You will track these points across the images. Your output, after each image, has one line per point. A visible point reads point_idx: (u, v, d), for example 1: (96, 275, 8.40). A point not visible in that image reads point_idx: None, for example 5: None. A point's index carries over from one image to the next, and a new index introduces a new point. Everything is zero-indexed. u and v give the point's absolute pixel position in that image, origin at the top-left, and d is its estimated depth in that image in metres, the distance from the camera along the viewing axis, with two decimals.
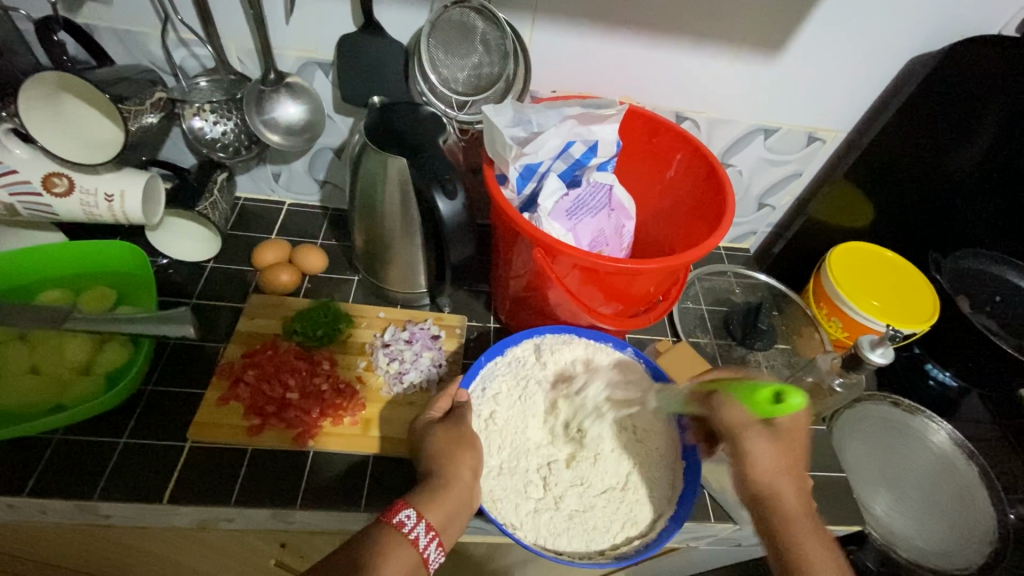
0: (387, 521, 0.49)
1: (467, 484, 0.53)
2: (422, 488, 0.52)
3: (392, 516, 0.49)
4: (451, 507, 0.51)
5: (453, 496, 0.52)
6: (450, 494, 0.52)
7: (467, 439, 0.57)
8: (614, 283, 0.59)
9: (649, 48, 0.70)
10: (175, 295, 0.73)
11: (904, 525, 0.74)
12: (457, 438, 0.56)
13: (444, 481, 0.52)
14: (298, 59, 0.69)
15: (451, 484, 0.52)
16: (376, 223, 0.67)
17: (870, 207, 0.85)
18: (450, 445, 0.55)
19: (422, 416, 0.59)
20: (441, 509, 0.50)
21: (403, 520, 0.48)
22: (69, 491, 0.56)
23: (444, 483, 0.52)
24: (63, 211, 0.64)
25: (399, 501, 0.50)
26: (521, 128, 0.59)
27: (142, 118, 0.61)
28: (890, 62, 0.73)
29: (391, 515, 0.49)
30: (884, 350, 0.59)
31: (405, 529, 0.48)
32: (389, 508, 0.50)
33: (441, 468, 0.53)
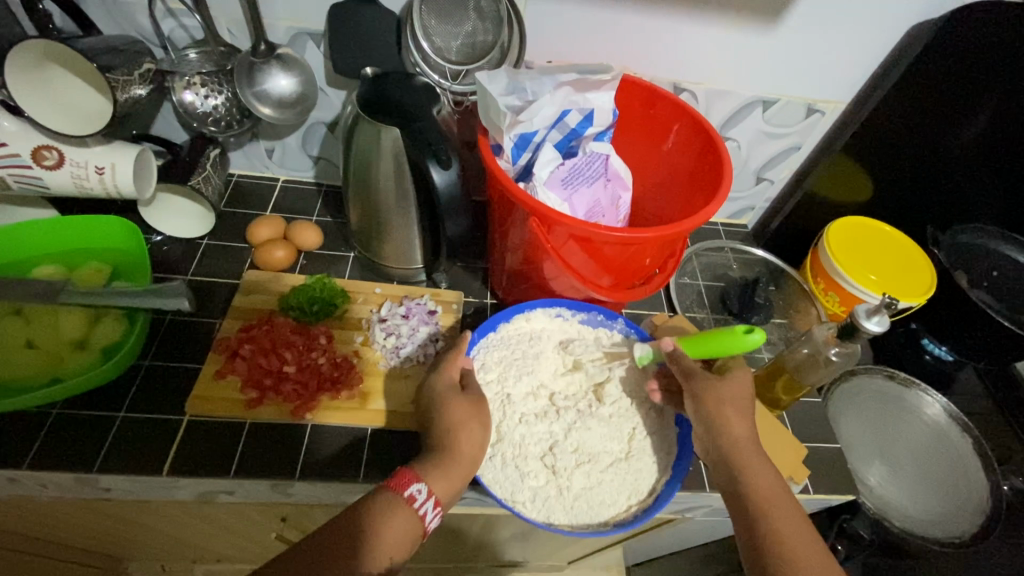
0: (398, 495, 0.49)
1: (474, 458, 0.53)
2: (429, 460, 0.52)
3: (403, 490, 0.49)
4: (456, 483, 0.51)
5: (460, 471, 0.52)
6: (459, 467, 0.52)
7: (478, 410, 0.56)
8: (610, 254, 0.59)
9: (645, 16, 0.69)
10: (169, 272, 0.73)
11: (898, 495, 0.75)
12: (469, 410, 0.55)
13: (453, 454, 0.52)
14: (289, 29, 0.68)
15: (459, 459, 0.52)
16: (372, 197, 0.66)
17: (868, 180, 0.84)
18: (458, 416, 0.54)
19: (429, 385, 0.58)
20: (449, 484, 0.51)
21: (414, 495, 0.49)
22: (68, 464, 0.56)
23: (452, 457, 0.52)
24: (54, 185, 0.63)
25: (409, 472, 0.50)
26: (516, 96, 0.57)
27: (131, 88, 0.60)
28: (892, 29, 0.72)
29: (402, 487, 0.49)
30: (880, 318, 0.56)
31: (416, 505, 0.48)
32: (399, 477, 0.50)
33: (449, 441, 0.53)
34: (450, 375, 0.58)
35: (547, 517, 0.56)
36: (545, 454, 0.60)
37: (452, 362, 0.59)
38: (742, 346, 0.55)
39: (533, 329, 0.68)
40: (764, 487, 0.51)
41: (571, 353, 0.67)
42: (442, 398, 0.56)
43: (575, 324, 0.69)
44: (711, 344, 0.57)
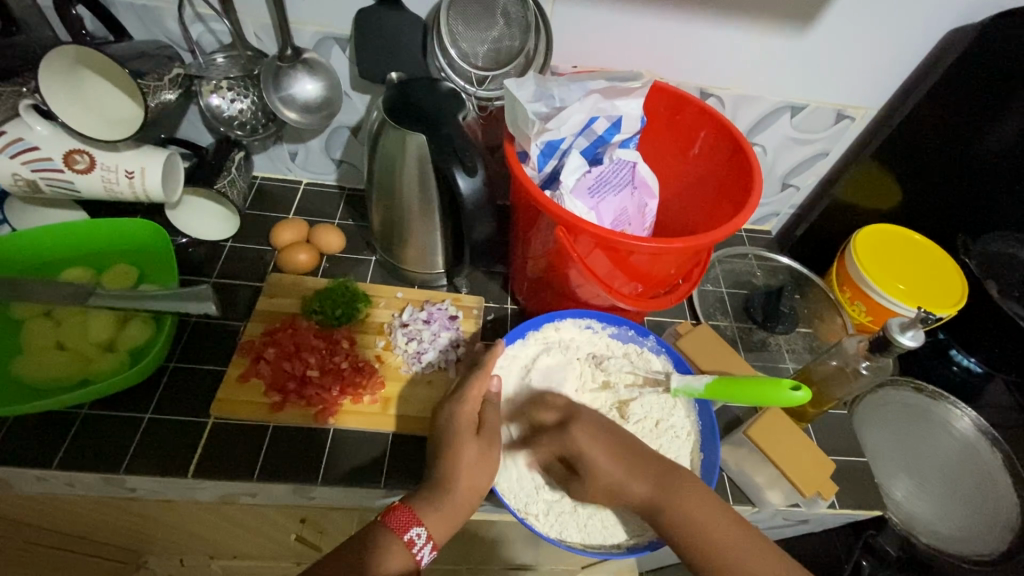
0: (399, 538, 0.49)
1: (476, 501, 0.52)
2: (430, 499, 0.51)
3: (404, 532, 0.49)
4: (454, 521, 0.51)
5: (459, 513, 0.51)
6: (458, 509, 0.51)
7: (483, 456, 0.54)
8: (637, 264, 0.58)
9: (673, 21, 0.68)
10: (194, 274, 0.73)
11: (924, 510, 0.73)
12: (472, 457, 0.53)
13: (451, 499, 0.51)
14: (315, 34, 0.68)
15: (459, 502, 0.51)
16: (396, 203, 0.66)
17: (897, 192, 0.82)
18: (466, 460, 0.52)
19: (448, 404, 0.56)
20: (448, 526, 0.50)
21: (413, 538, 0.49)
22: (96, 464, 0.57)
23: (453, 502, 0.51)
24: (85, 188, 0.64)
25: (412, 514, 0.50)
26: (544, 103, 0.57)
27: (160, 94, 0.61)
28: (927, 34, 0.70)
29: (402, 530, 0.49)
30: (915, 332, 0.55)
31: (413, 550, 0.49)
32: (402, 517, 0.50)
33: (450, 482, 0.51)
34: (467, 415, 0.55)
35: (559, 533, 0.56)
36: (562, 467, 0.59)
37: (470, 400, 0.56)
38: (784, 399, 0.52)
39: (562, 339, 0.67)
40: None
41: (599, 366, 0.66)
42: (456, 439, 0.53)
43: (604, 337, 0.68)
44: (752, 390, 0.54)
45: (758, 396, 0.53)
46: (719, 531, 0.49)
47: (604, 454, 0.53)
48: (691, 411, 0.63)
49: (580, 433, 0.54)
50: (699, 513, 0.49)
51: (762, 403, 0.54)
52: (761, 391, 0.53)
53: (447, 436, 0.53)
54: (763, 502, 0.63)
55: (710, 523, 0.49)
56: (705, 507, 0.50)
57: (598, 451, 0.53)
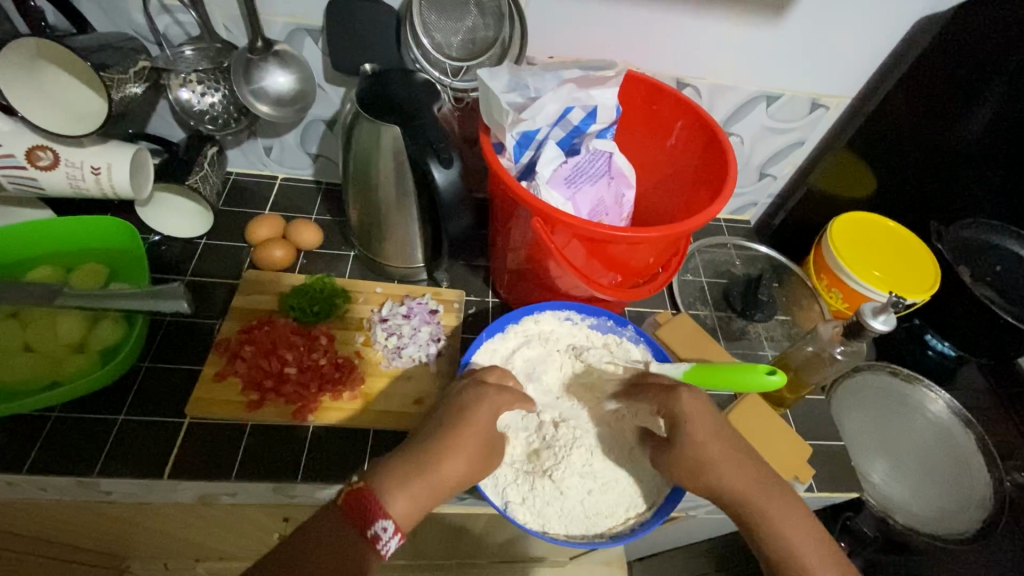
0: (362, 533, 0.45)
1: (456, 487, 0.49)
2: (406, 478, 0.47)
3: (367, 527, 0.45)
4: (422, 505, 0.47)
5: (433, 496, 0.47)
6: (433, 489, 0.47)
7: (482, 444, 0.51)
8: (615, 254, 0.58)
9: (649, 11, 0.68)
10: (167, 273, 0.72)
11: (901, 491, 0.75)
12: (473, 440, 0.50)
13: (434, 476, 0.48)
14: (286, 26, 0.67)
15: (436, 485, 0.47)
16: (372, 196, 0.66)
17: (870, 179, 0.83)
18: (467, 443, 0.50)
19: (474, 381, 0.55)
20: (418, 510, 0.47)
21: (379, 534, 0.45)
22: (68, 468, 0.56)
23: (435, 480, 0.48)
24: (50, 185, 0.62)
25: (376, 504, 0.45)
26: (518, 94, 0.57)
27: (126, 87, 0.60)
28: (897, 22, 0.71)
29: (367, 526, 0.45)
30: (886, 316, 0.55)
31: (378, 545, 0.44)
32: (366, 507, 0.45)
33: (440, 460, 0.48)
34: (498, 405, 0.53)
35: (542, 526, 0.56)
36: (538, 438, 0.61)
37: (503, 395, 0.54)
38: (760, 383, 0.53)
39: (542, 331, 0.67)
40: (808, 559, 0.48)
41: (579, 358, 0.66)
42: (469, 423, 0.51)
43: (584, 328, 0.68)
44: (727, 376, 0.54)
45: (736, 383, 0.54)
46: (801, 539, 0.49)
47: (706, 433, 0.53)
48: None
49: (686, 396, 0.55)
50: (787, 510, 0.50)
51: (740, 389, 0.54)
52: (739, 378, 0.54)
53: (462, 413, 0.51)
54: None
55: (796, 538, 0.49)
56: (786, 511, 0.50)
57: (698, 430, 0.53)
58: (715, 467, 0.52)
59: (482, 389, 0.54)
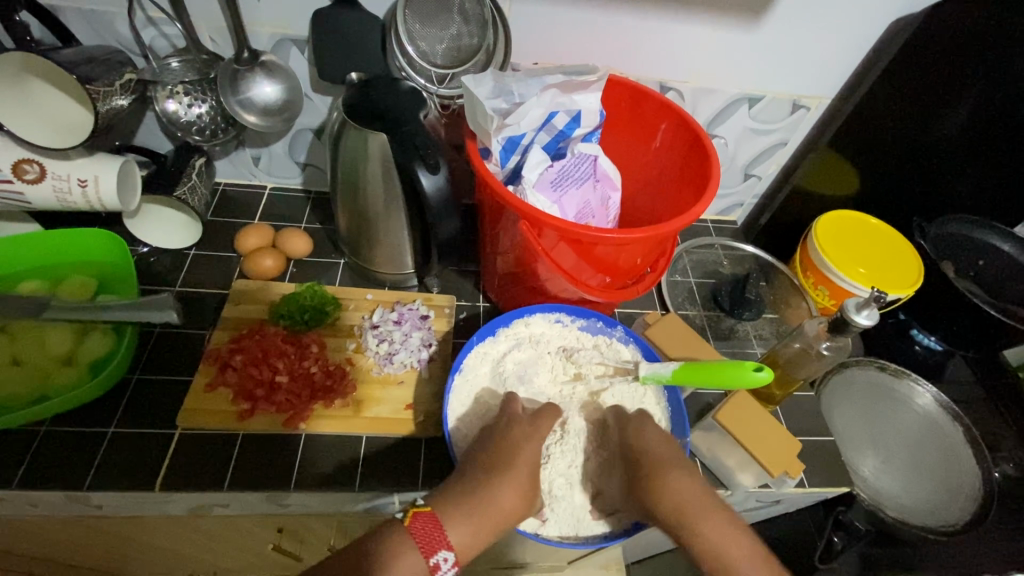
0: (423, 558, 0.47)
1: (510, 520, 0.51)
2: (467, 509, 0.50)
3: (430, 554, 0.48)
4: (482, 536, 0.50)
5: (490, 528, 0.50)
6: (490, 520, 0.50)
7: (530, 479, 0.54)
8: (602, 256, 0.59)
9: (629, 16, 0.69)
10: (156, 284, 0.72)
11: (891, 484, 0.76)
12: (523, 474, 0.53)
13: (492, 506, 0.50)
14: (272, 36, 0.68)
15: (494, 516, 0.50)
16: (361, 205, 0.66)
17: (854, 175, 0.85)
18: (519, 475, 0.53)
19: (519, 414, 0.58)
20: (475, 542, 0.50)
21: (439, 562, 0.48)
22: (57, 481, 0.55)
23: (493, 511, 0.50)
24: (36, 198, 0.62)
25: (439, 534, 0.48)
26: (503, 99, 0.57)
27: (112, 99, 0.60)
28: (874, 24, 0.72)
29: (429, 554, 0.48)
30: (870, 311, 0.56)
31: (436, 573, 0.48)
32: (430, 537, 0.48)
33: (497, 495, 0.51)
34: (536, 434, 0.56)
35: (537, 529, 0.56)
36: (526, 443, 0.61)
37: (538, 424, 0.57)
38: (749, 380, 0.53)
39: (532, 334, 0.67)
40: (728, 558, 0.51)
41: (570, 361, 0.67)
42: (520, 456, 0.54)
43: (574, 330, 0.68)
44: (717, 374, 0.55)
45: (726, 381, 0.54)
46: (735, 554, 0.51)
47: (659, 446, 0.56)
48: (661, 398, 0.64)
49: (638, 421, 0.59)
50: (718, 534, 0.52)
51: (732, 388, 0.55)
52: (729, 376, 0.54)
53: (510, 445, 0.54)
54: (736, 485, 0.65)
55: (731, 550, 0.51)
56: (723, 529, 0.52)
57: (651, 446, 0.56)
58: (663, 478, 0.53)
59: (523, 423, 0.57)
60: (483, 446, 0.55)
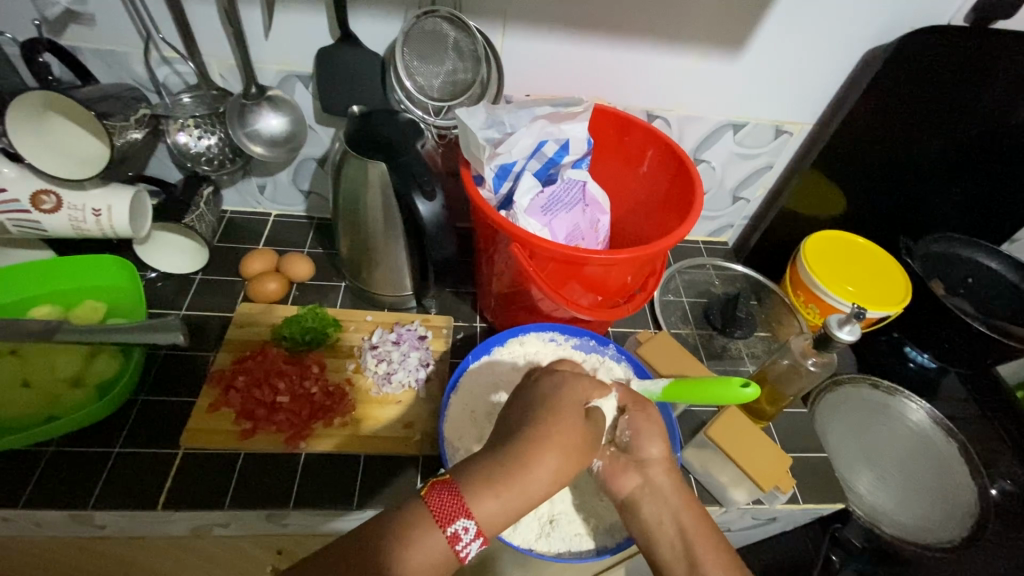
0: (440, 530, 0.42)
1: (546, 491, 0.46)
2: (496, 489, 0.44)
3: (447, 525, 0.42)
4: (513, 508, 0.44)
5: (524, 500, 0.44)
6: (522, 494, 0.44)
7: (574, 444, 0.47)
8: (592, 276, 0.61)
9: (616, 50, 0.73)
10: (163, 307, 0.74)
11: (886, 501, 0.76)
12: (567, 437, 0.47)
13: (524, 480, 0.44)
14: (278, 73, 0.71)
15: (527, 488, 0.44)
16: (361, 230, 0.69)
17: (841, 196, 0.88)
18: (560, 442, 0.46)
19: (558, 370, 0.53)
20: (503, 518, 0.44)
21: (458, 533, 0.43)
22: (63, 501, 0.57)
23: (527, 484, 0.44)
24: (52, 227, 0.65)
25: (459, 503, 0.43)
26: (495, 130, 0.61)
27: (127, 133, 0.63)
28: (850, 54, 0.76)
29: (447, 523, 0.42)
30: (851, 327, 0.58)
31: (457, 545, 0.42)
32: (450, 508, 0.43)
33: (530, 463, 0.45)
34: (581, 389, 0.50)
35: (530, 544, 0.56)
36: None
37: (586, 380, 0.51)
38: (736, 396, 0.55)
39: (526, 353, 0.69)
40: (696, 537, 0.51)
41: None
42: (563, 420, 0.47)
43: (567, 349, 0.70)
44: (705, 391, 0.56)
45: (715, 398, 0.56)
46: (698, 533, 0.51)
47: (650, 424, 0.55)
48: None
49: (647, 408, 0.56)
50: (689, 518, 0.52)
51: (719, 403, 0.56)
52: (718, 391, 0.55)
53: (549, 405, 0.48)
54: (729, 502, 0.65)
55: (695, 531, 0.51)
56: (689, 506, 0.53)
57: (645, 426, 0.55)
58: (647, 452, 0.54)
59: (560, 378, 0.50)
60: (524, 404, 0.49)
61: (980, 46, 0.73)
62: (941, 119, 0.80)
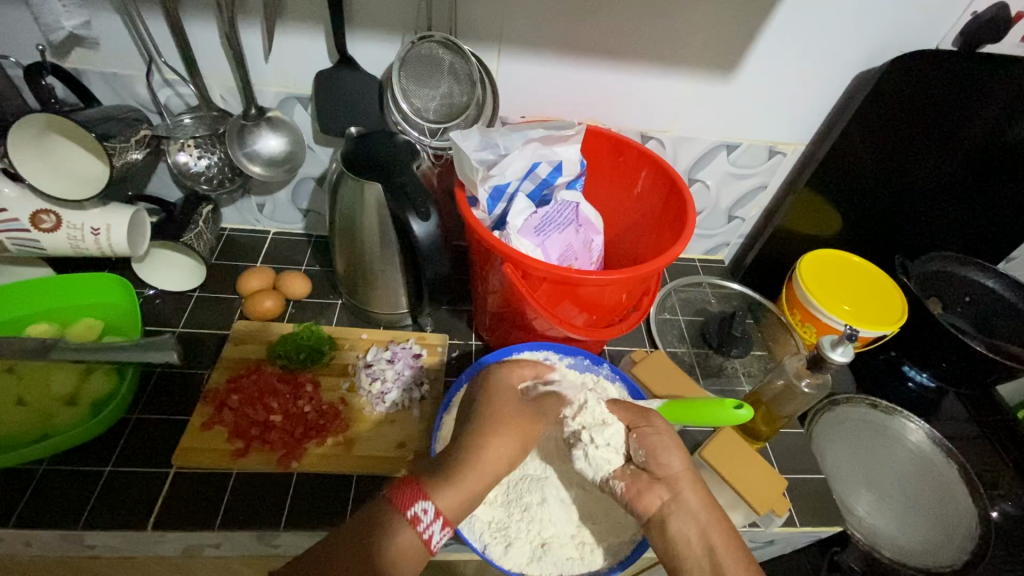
0: (402, 514, 0.44)
1: (497, 472, 0.50)
2: (448, 472, 0.47)
3: (408, 509, 0.44)
4: (468, 492, 0.47)
5: (478, 484, 0.48)
6: (477, 479, 0.48)
7: (513, 424, 0.53)
8: (586, 295, 0.61)
9: (610, 73, 0.74)
10: (161, 325, 0.74)
11: (887, 524, 0.75)
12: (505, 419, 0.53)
13: (475, 465, 0.49)
14: (278, 94, 0.73)
15: (480, 472, 0.48)
16: (357, 249, 0.69)
17: (837, 215, 0.89)
18: (500, 426, 0.52)
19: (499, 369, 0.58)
20: (461, 503, 0.47)
21: (419, 514, 0.44)
22: (53, 521, 0.56)
23: (477, 468, 0.48)
24: (51, 246, 0.66)
25: (417, 488, 0.45)
26: (489, 151, 0.62)
27: (127, 154, 0.64)
28: (841, 76, 0.77)
29: (406, 506, 0.44)
30: (844, 348, 0.58)
31: (420, 527, 0.44)
32: (407, 491, 0.45)
33: (479, 449, 0.49)
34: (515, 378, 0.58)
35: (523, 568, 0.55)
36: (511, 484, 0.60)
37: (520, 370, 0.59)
38: (729, 418, 0.55)
39: None
40: (723, 550, 0.50)
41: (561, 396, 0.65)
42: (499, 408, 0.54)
43: (562, 367, 0.69)
44: (699, 412, 0.56)
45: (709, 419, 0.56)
46: (724, 545, 0.50)
47: (668, 437, 0.55)
48: None
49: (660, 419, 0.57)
50: (715, 531, 0.51)
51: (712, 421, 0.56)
52: (712, 413, 0.56)
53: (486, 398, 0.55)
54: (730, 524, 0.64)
55: (723, 544, 0.50)
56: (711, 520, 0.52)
57: (665, 439, 0.55)
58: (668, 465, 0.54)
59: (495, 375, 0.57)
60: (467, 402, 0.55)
61: (969, 69, 0.74)
62: (932, 141, 0.81)
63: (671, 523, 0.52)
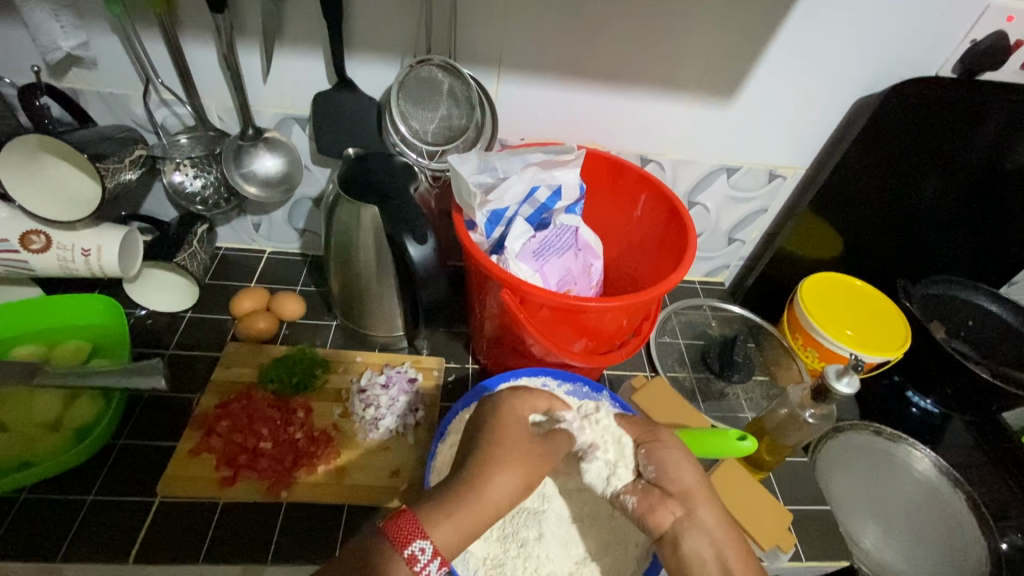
0: (398, 552, 0.40)
1: (502, 507, 0.46)
2: (446, 504, 0.43)
3: (404, 546, 0.41)
4: (469, 528, 0.43)
5: (480, 520, 0.44)
6: (479, 513, 0.44)
7: (520, 451, 0.48)
8: (585, 321, 0.60)
9: (610, 97, 0.74)
10: (151, 346, 0.73)
11: (896, 557, 0.72)
12: (513, 447, 0.48)
13: (478, 499, 0.44)
14: (276, 115, 0.72)
15: (482, 507, 0.44)
16: (353, 272, 0.69)
17: (838, 239, 0.88)
18: (503, 454, 0.47)
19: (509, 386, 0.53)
20: (460, 541, 0.43)
21: (415, 554, 0.40)
22: (30, 553, 0.54)
23: (480, 503, 0.44)
24: (40, 266, 0.64)
25: (416, 523, 0.42)
26: (487, 175, 0.61)
27: (120, 174, 0.63)
28: (841, 102, 0.77)
29: (402, 544, 0.41)
30: (849, 378, 0.57)
31: (415, 567, 0.40)
32: (404, 528, 0.41)
33: (484, 481, 0.45)
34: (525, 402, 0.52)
35: None
36: (507, 517, 0.58)
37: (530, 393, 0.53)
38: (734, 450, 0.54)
39: None
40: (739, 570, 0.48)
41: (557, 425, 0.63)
42: (507, 436, 0.49)
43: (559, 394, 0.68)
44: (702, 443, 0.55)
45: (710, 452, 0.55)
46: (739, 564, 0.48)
47: (679, 450, 0.54)
48: None
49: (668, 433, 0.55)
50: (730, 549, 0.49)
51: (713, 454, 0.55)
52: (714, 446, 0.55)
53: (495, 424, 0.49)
54: None
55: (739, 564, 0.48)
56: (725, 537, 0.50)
57: (677, 452, 0.53)
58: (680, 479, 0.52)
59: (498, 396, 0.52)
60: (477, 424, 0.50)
61: (968, 97, 0.74)
62: (932, 166, 0.80)
63: (682, 544, 0.49)
